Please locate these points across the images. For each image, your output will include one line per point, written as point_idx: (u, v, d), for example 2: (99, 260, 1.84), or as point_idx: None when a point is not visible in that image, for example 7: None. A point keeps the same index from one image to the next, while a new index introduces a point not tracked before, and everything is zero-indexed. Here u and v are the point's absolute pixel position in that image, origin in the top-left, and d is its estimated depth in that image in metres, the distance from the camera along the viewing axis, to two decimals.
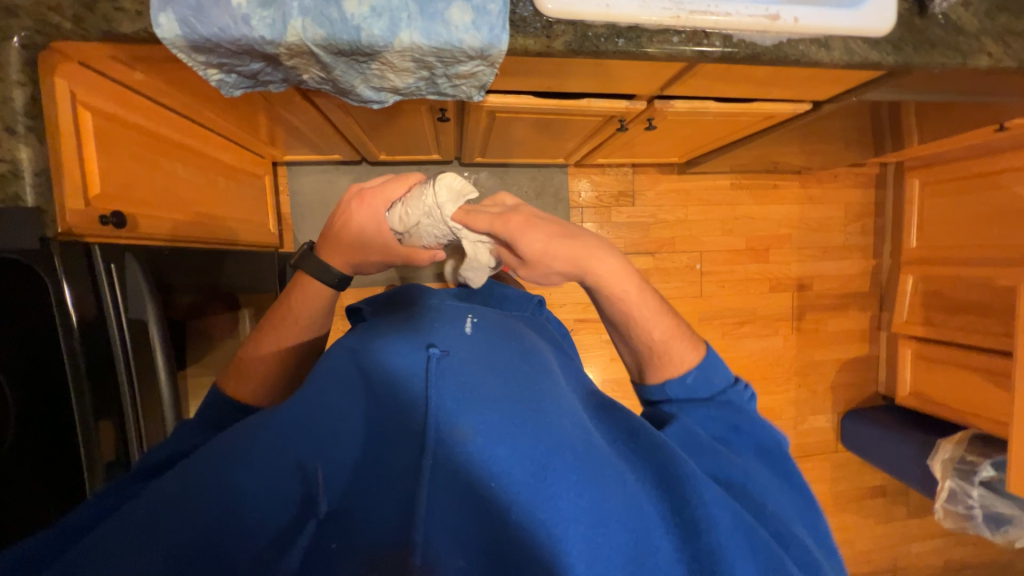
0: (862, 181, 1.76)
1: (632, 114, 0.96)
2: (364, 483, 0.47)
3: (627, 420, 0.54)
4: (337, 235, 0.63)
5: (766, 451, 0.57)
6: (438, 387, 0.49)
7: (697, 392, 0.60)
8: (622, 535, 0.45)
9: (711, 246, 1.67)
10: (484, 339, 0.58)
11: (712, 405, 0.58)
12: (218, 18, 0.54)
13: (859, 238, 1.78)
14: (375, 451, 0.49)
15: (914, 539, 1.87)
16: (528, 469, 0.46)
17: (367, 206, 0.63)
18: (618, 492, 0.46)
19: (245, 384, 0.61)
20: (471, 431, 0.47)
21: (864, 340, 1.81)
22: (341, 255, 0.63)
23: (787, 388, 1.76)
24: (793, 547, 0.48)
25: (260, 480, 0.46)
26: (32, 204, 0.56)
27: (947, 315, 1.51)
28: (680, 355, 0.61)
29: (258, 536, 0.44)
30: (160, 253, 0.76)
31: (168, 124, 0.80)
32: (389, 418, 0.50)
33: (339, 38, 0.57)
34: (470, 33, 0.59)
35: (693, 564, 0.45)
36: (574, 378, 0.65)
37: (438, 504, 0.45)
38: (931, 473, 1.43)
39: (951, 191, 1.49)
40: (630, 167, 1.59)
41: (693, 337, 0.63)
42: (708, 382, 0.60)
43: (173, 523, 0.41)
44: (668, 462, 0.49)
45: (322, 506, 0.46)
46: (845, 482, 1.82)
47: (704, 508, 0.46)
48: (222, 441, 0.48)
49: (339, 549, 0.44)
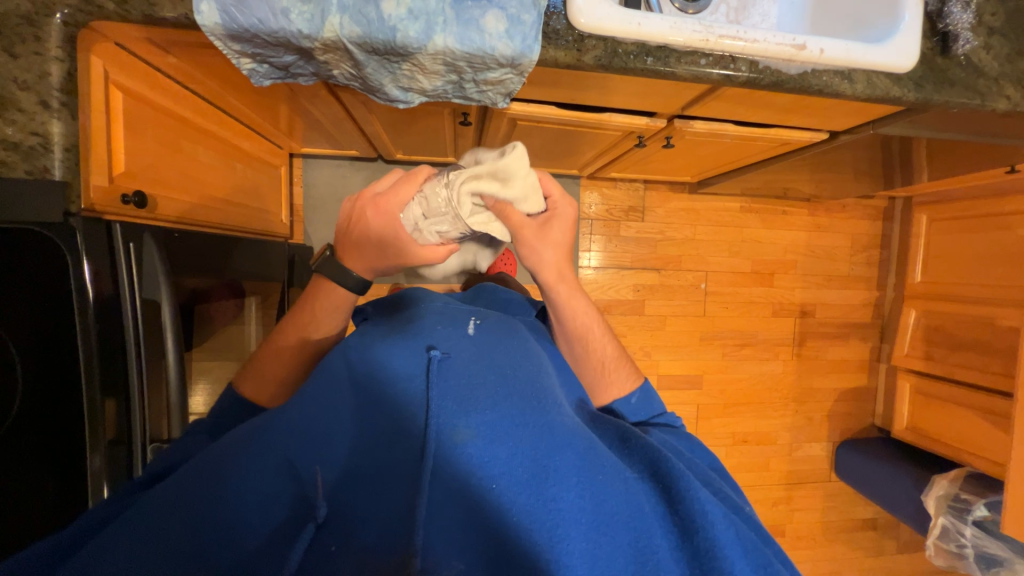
0: (870, 213, 1.78)
1: (651, 131, 0.98)
2: (360, 482, 0.46)
3: (619, 426, 0.55)
4: (354, 241, 0.61)
5: (724, 472, 0.61)
6: (438, 388, 0.49)
7: (637, 412, 0.66)
8: (624, 537, 0.44)
9: (717, 266, 1.68)
10: (488, 341, 0.58)
11: (661, 429, 0.64)
12: (258, 9, 0.55)
13: (864, 269, 1.79)
14: (373, 450, 0.48)
15: (902, 575, 1.85)
16: (528, 466, 0.45)
17: (381, 212, 0.59)
18: (617, 491, 0.46)
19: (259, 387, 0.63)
20: (470, 433, 0.46)
21: (862, 371, 1.81)
22: (362, 261, 0.61)
23: (784, 414, 1.76)
24: (776, 547, 0.49)
25: (257, 481, 0.45)
26: (60, 178, 0.56)
27: (948, 352, 1.51)
28: (623, 378, 0.67)
29: (252, 535, 0.43)
30: (169, 235, 0.75)
31: (194, 109, 0.81)
32: (386, 418, 0.49)
33: (374, 37, 0.58)
34: (503, 41, 0.60)
35: (693, 563, 0.44)
36: (572, 390, 0.62)
37: (434, 502, 0.45)
38: (925, 510, 1.42)
39: (958, 229, 1.50)
40: (642, 183, 1.60)
41: (633, 368, 0.69)
42: (648, 404, 0.66)
43: (174, 521, 0.42)
44: (661, 463, 0.49)
45: (321, 511, 0.44)
46: (837, 513, 1.81)
47: (701, 505, 0.46)
48: (228, 441, 0.49)
49: (338, 551, 0.43)
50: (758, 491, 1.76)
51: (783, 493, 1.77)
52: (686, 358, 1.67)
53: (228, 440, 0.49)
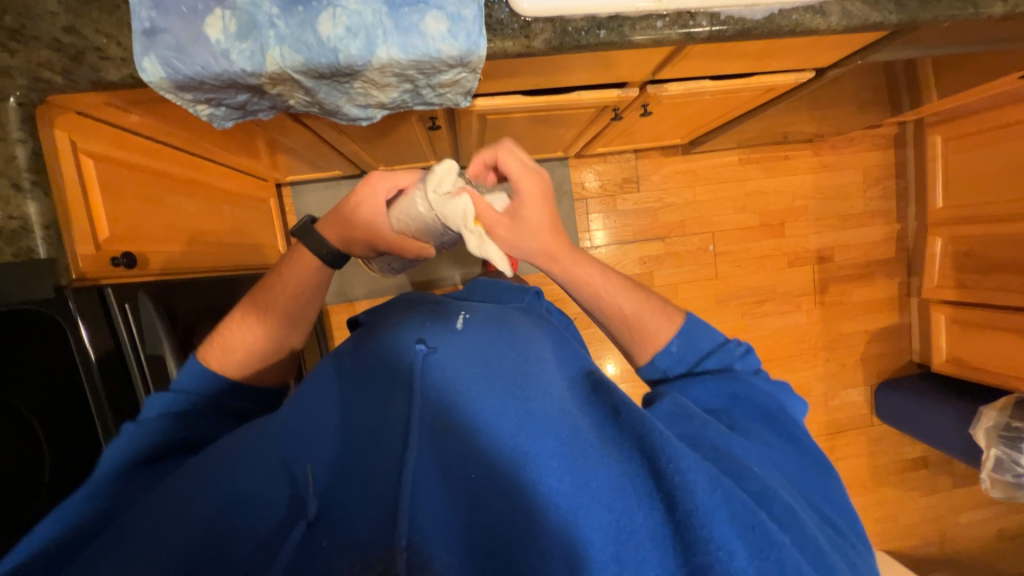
0: (879, 142, 1.68)
1: (625, 102, 0.94)
2: (352, 480, 0.48)
3: (613, 397, 0.50)
4: (342, 206, 0.64)
5: (770, 416, 0.54)
6: (427, 383, 0.52)
7: (684, 357, 0.60)
8: (604, 517, 0.42)
9: (723, 225, 1.63)
10: (476, 333, 0.58)
11: (711, 376, 0.57)
12: (199, 56, 0.55)
13: (880, 203, 1.70)
14: (362, 449, 0.51)
15: (962, 510, 1.80)
16: (507, 451, 0.46)
17: (371, 186, 0.62)
18: (599, 472, 0.44)
19: (226, 355, 0.62)
20: (455, 424, 0.49)
21: (893, 309, 1.73)
22: (338, 226, 0.64)
23: (814, 364, 1.71)
24: (778, 508, 0.43)
25: (250, 480, 0.47)
26: (45, 255, 0.59)
27: (981, 276, 1.43)
28: (660, 322, 0.62)
29: (250, 539, 0.44)
30: (181, 283, 0.81)
31: (167, 160, 0.82)
32: (378, 418, 0.53)
33: (318, 62, 0.57)
34: (447, 42, 0.58)
35: (678, 543, 0.41)
36: (576, 358, 0.61)
37: (422, 487, 0.47)
38: (974, 443, 1.36)
39: (974, 146, 1.41)
40: (632, 153, 1.56)
41: (672, 307, 0.64)
42: (694, 346, 0.60)
43: (159, 522, 0.43)
44: (648, 433, 0.45)
45: (311, 508, 0.46)
46: (884, 456, 1.76)
47: (683, 477, 0.42)
48: (219, 446, 0.50)
49: (329, 547, 0.44)
50: None
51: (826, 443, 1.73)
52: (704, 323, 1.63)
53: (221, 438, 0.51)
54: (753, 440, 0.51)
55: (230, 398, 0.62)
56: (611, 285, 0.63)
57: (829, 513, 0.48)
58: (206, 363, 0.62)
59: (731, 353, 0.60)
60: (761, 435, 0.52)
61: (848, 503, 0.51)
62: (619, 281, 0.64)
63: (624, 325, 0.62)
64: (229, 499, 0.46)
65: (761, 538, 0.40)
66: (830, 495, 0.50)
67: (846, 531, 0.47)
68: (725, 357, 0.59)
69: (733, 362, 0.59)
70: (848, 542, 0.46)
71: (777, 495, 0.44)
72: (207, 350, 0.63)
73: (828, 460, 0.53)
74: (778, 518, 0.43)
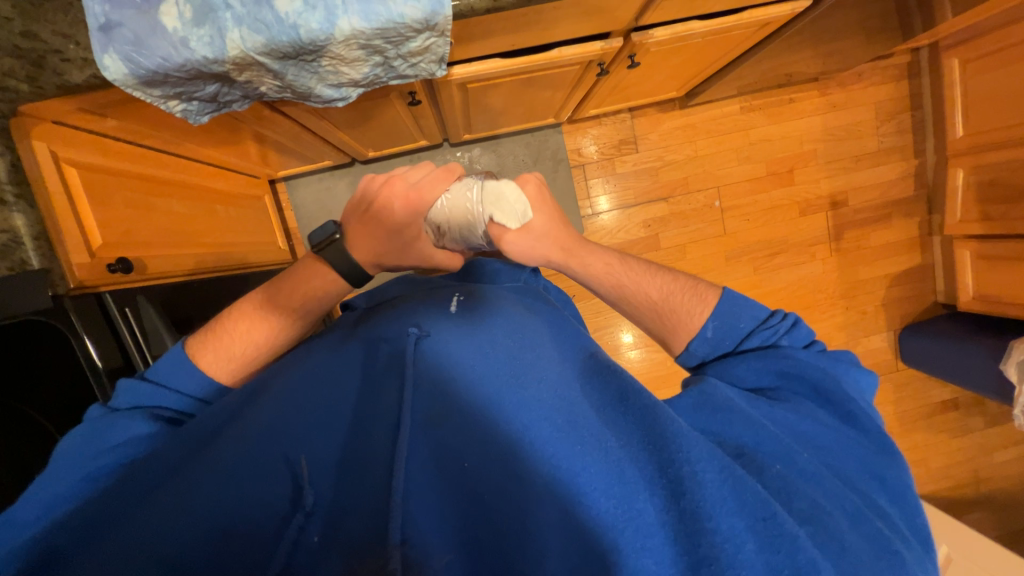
0: (891, 74, 1.59)
1: (610, 54, 0.89)
2: (343, 473, 0.47)
3: (620, 384, 0.51)
4: (371, 223, 0.59)
5: (821, 392, 0.52)
6: (420, 370, 0.52)
7: (720, 341, 0.59)
8: (604, 503, 0.42)
9: (729, 178, 1.57)
10: (466, 321, 0.57)
11: (753, 354, 0.56)
12: (159, 47, 0.53)
13: (895, 138, 1.61)
14: (353, 442, 0.49)
15: (996, 449, 1.76)
16: (505, 438, 0.46)
17: (413, 201, 0.59)
18: (598, 459, 0.44)
19: (223, 363, 0.59)
20: (448, 413, 0.48)
21: (915, 250, 1.66)
22: (367, 246, 0.59)
23: (834, 313, 1.65)
24: (800, 508, 0.42)
25: (241, 479, 0.46)
26: (38, 266, 0.62)
27: (1006, 205, 1.35)
28: (693, 303, 0.60)
29: (245, 535, 0.44)
30: (187, 286, 0.83)
31: (152, 163, 0.82)
32: (370, 410, 0.51)
33: (279, 41, 0.54)
34: (410, 4, 0.54)
35: (681, 530, 0.41)
36: (575, 343, 0.61)
37: (416, 482, 0.44)
38: (1006, 379, 1.31)
39: (994, 65, 1.31)
40: (628, 112, 1.50)
41: (704, 286, 0.62)
42: (732, 326, 0.58)
43: (160, 530, 0.43)
44: (658, 424, 0.46)
45: (309, 498, 0.44)
46: (913, 401, 1.72)
47: (692, 467, 0.42)
48: (216, 440, 0.49)
49: (323, 543, 0.42)
50: None
51: None
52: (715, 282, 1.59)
53: (214, 434, 0.50)
54: (791, 414, 0.51)
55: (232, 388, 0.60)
56: (632, 281, 0.63)
57: (880, 502, 0.46)
58: (201, 366, 0.58)
59: (775, 329, 0.58)
60: (810, 413, 0.51)
61: (912, 494, 0.47)
62: (637, 272, 0.63)
63: (656, 320, 0.61)
64: (222, 498, 0.45)
65: (772, 530, 0.40)
66: (885, 482, 0.47)
67: (899, 525, 0.45)
68: (768, 335, 0.58)
69: (778, 340, 0.58)
70: (892, 531, 0.44)
71: (796, 490, 0.43)
72: (200, 352, 0.59)
73: (894, 447, 0.50)
74: (798, 510, 0.42)
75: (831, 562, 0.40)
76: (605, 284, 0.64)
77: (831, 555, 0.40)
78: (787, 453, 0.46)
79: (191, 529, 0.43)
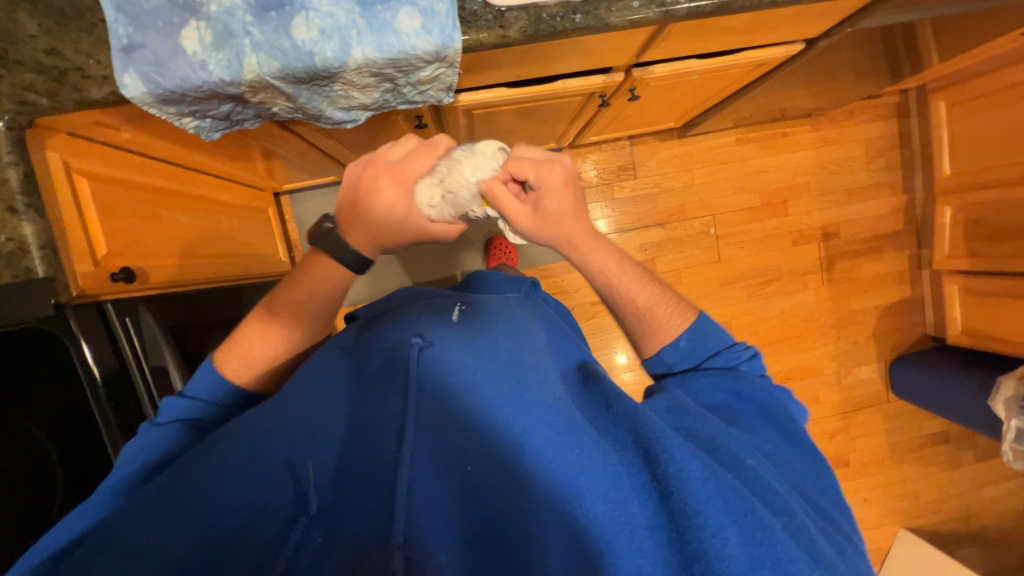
0: (880, 112, 1.64)
1: (611, 87, 0.93)
2: (346, 480, 0.50)
3: (607, 391, 0.50)
4: (363, 209, 0.55)
5: (770, 415, 0.54)
6: (422, 375, 0.52)
7: (690, 355, 0.60)
8: (600, 507, 0.42)
9: (724, 207, 1.60)
10: (467, 326, 0.58)
11: (712, 372, 0.58)
12: (178, 69, 0.55)
13: (885, 174, 1.66)
14: (354, 449, 0.51)
15: (986, 483, 1.76)
16: (504, 441, 0.46)
17: (398, 178, 0.55)
18: (593, 463, 0.44)
19: (245, 366, 0.59)
20: (450, 418, 0.49)
21: (905, 282, 1.69)
22: (366, 233, 0.56)
23: (825, 342, 1.67)
24: (772, 497, 0.43)
25: (249, 485, 0.48)
26: (43, 274, 0.60)
27: (993, 243, 1.39)
28: (671, 317, 0.62)
29: (253, 535, 0.47)
30: (191, 296, 0.86)
31: (161, 174, 0.83)
32: (372, 413, 0.53)
33: (295, 67, 0.57)
34: (421, 38, 0.57)
35: (670, 530, 0.41)
36: (573, 350, 0.61)
37: (417, 486, 0.47)
38: (994, 414, 1.32)
39: (979, 109, 1.37)
40: (627, 139, 1.54)
41: (683, 305, 0.63)
42: (702, 345, 0.60)
43: (172, 529, 0.45)
44: (642, 425, 0.45)
45: (312, 504, 0.49)
46: (903, 432, 1.73)
47: (676, 466, 0.42)
48: (210, 447, 0.50)
49: (324, 544, 0.47)
50: (814, 426, 1.70)
51: (841, 422, 1.70)
52: (709, 307, 1.62)
53: (216, 442, 0.50)
54: (747, 434, 0.52)
55: (236, 406, 0.61)
56: (625, 277, 0.61)
57: (820, 502, 0.49)
58: (222, 369, 0.59)
59: (739, 355, 0.60)
60: (762, 430, 0.53)
61: (844, 506, 0.50)
62: (633, 272, 0.61)
63: (633, 321, 0.62)
64: (231, 503, 0.47)
65: (754, 524, 0.40)
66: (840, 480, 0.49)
67: (847, 528, 0.47)
68: (731, 357, 0.60)
69: (739, 364, 0.60)
70: (839, 534, 0.46)
71: (771, 487, 0.44)
72: (222, 358, 0.60)
73: (819, 454, 0.53)
74: (770, 503, 0.43)
75: (807, 552, 0.40)
76: (601, 272, 0.60)
77: (810, 546, 0.41)
78: (755, 454, 0.48)
79: (204, 529, 0.46)
